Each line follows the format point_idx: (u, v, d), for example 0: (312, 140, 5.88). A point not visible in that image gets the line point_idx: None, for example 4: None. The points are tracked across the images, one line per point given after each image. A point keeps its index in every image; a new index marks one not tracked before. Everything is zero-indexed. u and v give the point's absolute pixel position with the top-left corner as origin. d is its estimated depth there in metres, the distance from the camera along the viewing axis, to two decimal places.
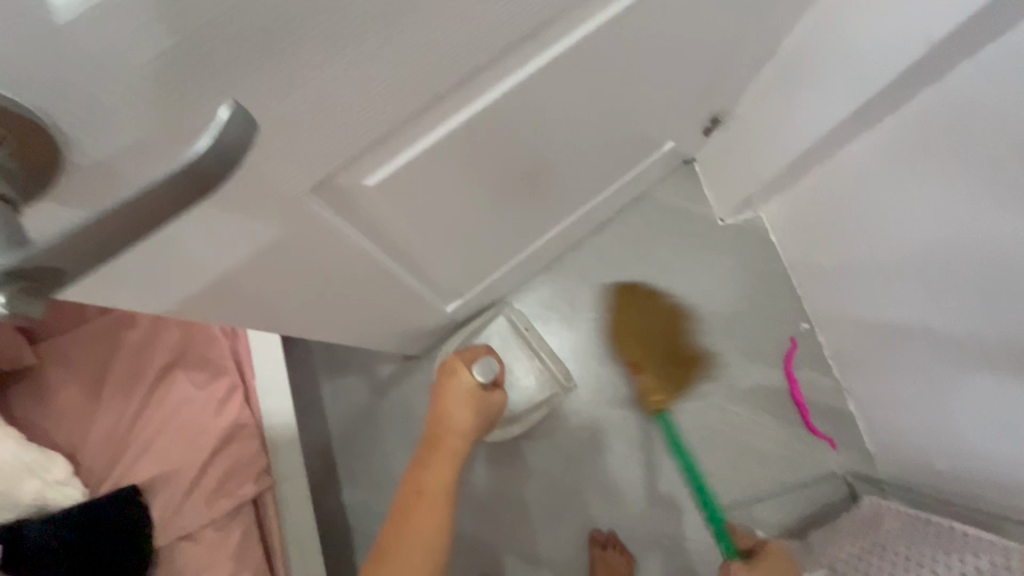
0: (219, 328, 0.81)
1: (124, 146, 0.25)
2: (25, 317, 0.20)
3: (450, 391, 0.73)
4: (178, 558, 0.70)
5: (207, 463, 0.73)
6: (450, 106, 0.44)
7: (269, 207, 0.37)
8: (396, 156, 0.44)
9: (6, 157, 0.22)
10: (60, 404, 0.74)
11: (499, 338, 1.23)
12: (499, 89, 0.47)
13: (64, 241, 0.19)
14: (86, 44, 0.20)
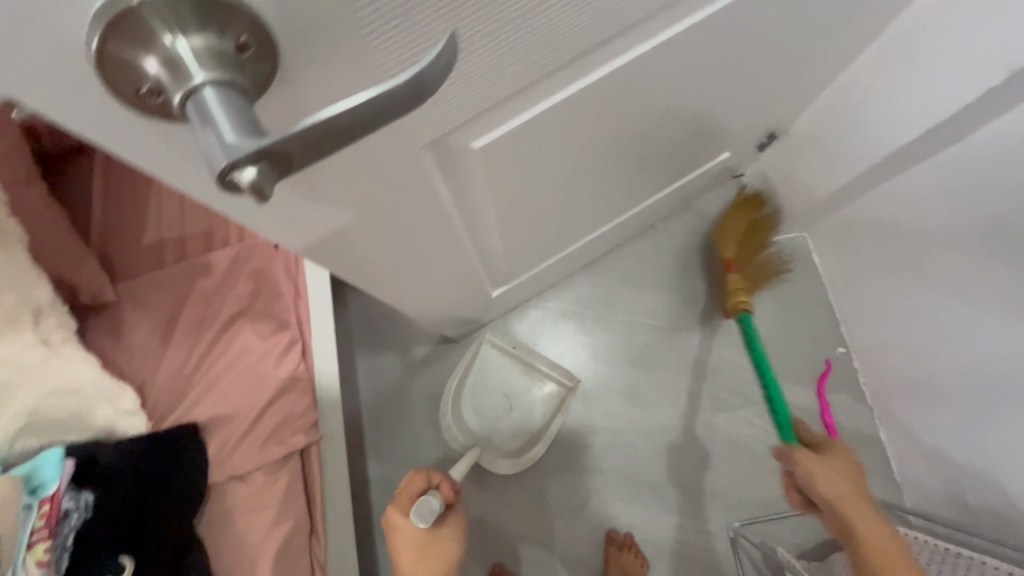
0: (285, 285, 0.84)
1: (327, 82, 0.27)
2: (261, 199, 0.21)
3: (401, 543, 0.82)
4: (229, 497, 0.73)
5: (263, 411, 0.76)
6: (555, 82, 0.47)
7: (392, 156, 0.40)
8: (502, 123, 0.48)
9: (248, 64, 0.23)
10: (132, 340, 0.78)
11: (489, 366, 1.27)
12: (598, 72, 0.51)
13: (301, 130, 0.20)
14: None
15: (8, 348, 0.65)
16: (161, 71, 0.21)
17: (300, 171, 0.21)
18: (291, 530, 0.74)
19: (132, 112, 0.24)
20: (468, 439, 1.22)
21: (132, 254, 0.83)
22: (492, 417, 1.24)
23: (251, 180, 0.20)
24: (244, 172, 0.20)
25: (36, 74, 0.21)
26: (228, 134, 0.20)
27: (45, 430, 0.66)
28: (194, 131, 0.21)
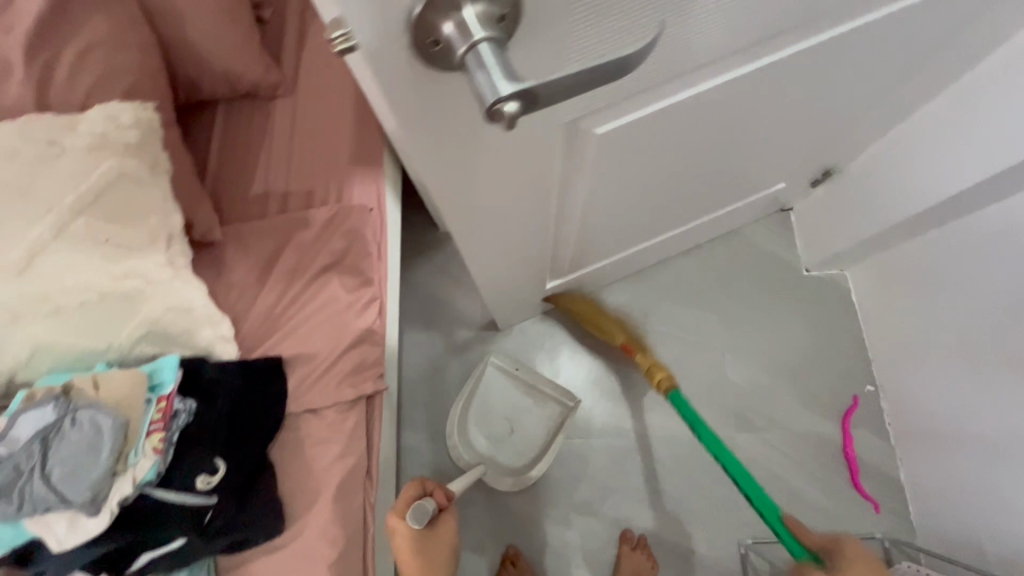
0: (374, 246, 0.92)
1: (549, 49, 0.35)
2: (510, 127, 0.29)
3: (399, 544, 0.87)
4: (302, 427, 0.81)
5: (343, 354, 0.84)
6: (672, 87, 0.56)
7: (537, 127, 0.48)
8: (625, 115, 0.55)
9: (507, 22, 0.31)
10: (233, 277, 0.87)
11: (492, 389, 1.32)
12: (707, 84, 0.59)
13: (555, 81, 0.28)
14: None
15: (142, 264, 0.71)
16: (453, 32, 0.29)
17: (542, 110, 0.29)
18: (354, 465, 0.82)
19: (404, 60, 0.32)
20: (473, 458, 1.28)
21: (241, 201, 0.92)
22: (496, 436, 1.30)
23: (509, 112, 0.28)
24: (506, 106, 0.28)
25: (358, 24, 0.29)
26: (501, 80, 0.28)
27: (161, 341, 0.75)
28: (472, 76, 0.29)
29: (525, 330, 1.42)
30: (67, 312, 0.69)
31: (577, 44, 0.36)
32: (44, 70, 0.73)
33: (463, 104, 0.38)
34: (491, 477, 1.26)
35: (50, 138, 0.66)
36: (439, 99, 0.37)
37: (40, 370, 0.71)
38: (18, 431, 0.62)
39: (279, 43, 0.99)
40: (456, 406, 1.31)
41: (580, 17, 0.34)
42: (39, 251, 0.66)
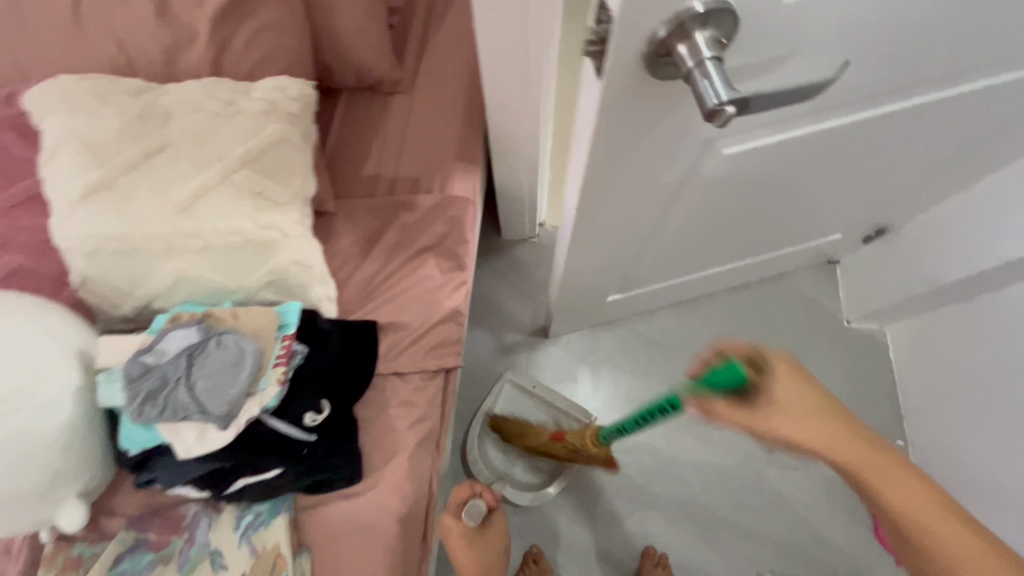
0: (470, 236, 1.00)
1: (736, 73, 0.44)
2: (721, 124, 0.38)
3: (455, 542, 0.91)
4: (387, 388, 0.88)
5: (432, 327, 0.92)
6: (796, 123, 0.64)
7: (685, 138, 0.57)
8: (751, 138, 0.64)
9: (721, 47, 0.40)
10: (340, 245, 0.96)
11: (511, 404, 1.34)
12: (821, 124, 0.66)
13: (760, 96, 0.37)
14: (776, 21, 0.41)
15: (281, 218, 0.79)
16: (684, 52, 0.39)
17: (749, 115, 0.38)
18: (429, 430, 0.88)
19: (630, 65, 0.41)
20: (492, 474, 1.31)
21: (354, 179, 1.02)
22: (514, 452, 1.34)
23: (726, 111, 0.36)
24: (726, 107, 0.36)
25: (613, 37, 0.39)
26: (722, 90, 0.37)
27: (281, 290, 0.83)
28: (696, 84, 0.38)
29: (552, 355, 1.48)
30: (212, 251, 0.77)
31: (752, 69, 0.45)
32: (222, 43, 0.84)
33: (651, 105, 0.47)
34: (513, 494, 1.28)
35: (227, 99, 0.76)
36: (632, 100, 0.45)
37: (176, 300, 0.80)
38: (166, 345, 0.70)
39: (404, 46, 1.09)
40: (477, 422, 1.32)
41: (763, 53, 0.43)
42: (203, 194, 0.75)
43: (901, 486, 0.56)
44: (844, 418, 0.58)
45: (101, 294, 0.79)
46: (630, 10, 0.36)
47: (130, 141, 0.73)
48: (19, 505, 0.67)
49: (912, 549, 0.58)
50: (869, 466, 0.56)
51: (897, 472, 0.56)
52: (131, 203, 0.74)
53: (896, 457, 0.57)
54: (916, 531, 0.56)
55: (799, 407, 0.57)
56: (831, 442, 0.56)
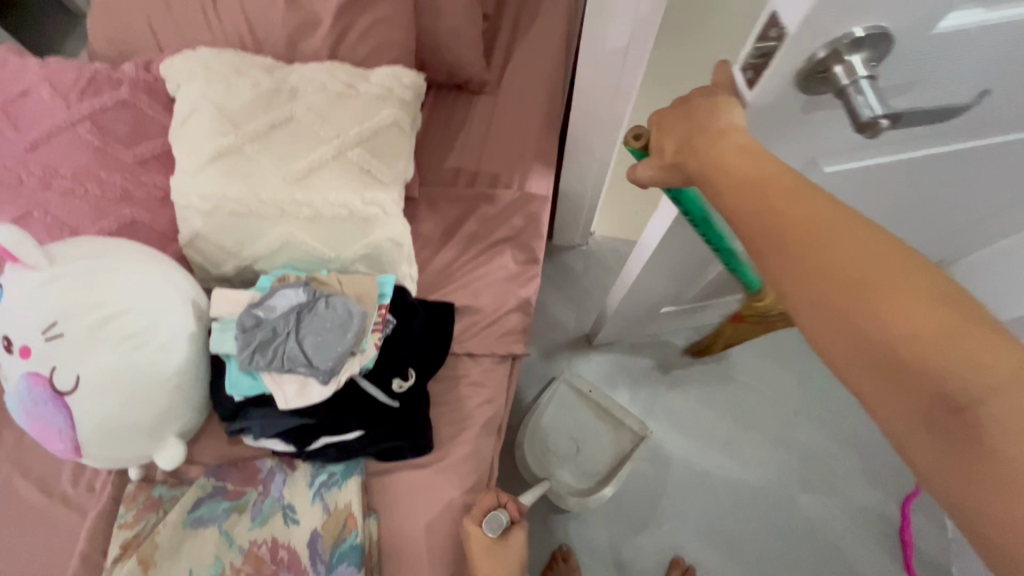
0: (544, 232, 1.04)
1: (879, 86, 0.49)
2: (872, 134, 0.45)
3: (474, 550, 0.82)
4: (459, 367, 0.93)
5: (505, 314, 0.97)
6: (897, 149, 0.67)
7: (800, 149, 0.60)
8: (854, 160, 0.66)
9: (876, 64, 0.45)
10: (423, 230, 1.01)
11: (563, 405, 1.40)
12: (922, 151, 0.69)
13: (907, 113, 0.43)
14: (927, 41, 0.45)
15: (384, 196, 0.84)
16: (842, 71, 0.45)
17: (897, 128, 0.44)
18: (496, 410, 0.92)
19: (784, 78, 0.47)
20: (539, 473, 1.32)
21: (437, 169, 1.07)
22: (564, 455, 1.36)
23: (879, 124, 0.43)
24: (879, 121, 0.43)
25: (779, 55, 0.44)
26: (878, 107, 0.43)
27: (374, 264, 0.88)
28: (852, 100, 0.44)
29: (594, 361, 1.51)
30: (319, 221, 0.83)
31: (891, 85, 0.49)
32: (341, 30, 0.90)
33: (790, 110, 0.51)
34: (557, 493, 1.29)
35: (348, 82, 0.83)
36: (772, 107, 0.50)
37: (277, 263, 0.85)
38: (276, 302, 0.74)
39: (492, 49, 1.16)
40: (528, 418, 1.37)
41: (903, 72, 0.48)
42: (318, 167, 0.81)
43: (789, 201, 0.43)
44: (734, 139, 0.48)
45: (206, 252, 0.85)
46: (804, 30, 0.42)
47: (262, 112, 0.80)
48: (131, 437, 0.71)
49: (804, 301, 0.41)
50: (738, 185, 0.46)
51: (796, 192, 0.43)
52: (255, 167, 0.80)
53: (787, 177, 0.44)
54: (778, 254, 0.43)
55: (683, 137, 0.51)
56: (704, 159, 0.49)
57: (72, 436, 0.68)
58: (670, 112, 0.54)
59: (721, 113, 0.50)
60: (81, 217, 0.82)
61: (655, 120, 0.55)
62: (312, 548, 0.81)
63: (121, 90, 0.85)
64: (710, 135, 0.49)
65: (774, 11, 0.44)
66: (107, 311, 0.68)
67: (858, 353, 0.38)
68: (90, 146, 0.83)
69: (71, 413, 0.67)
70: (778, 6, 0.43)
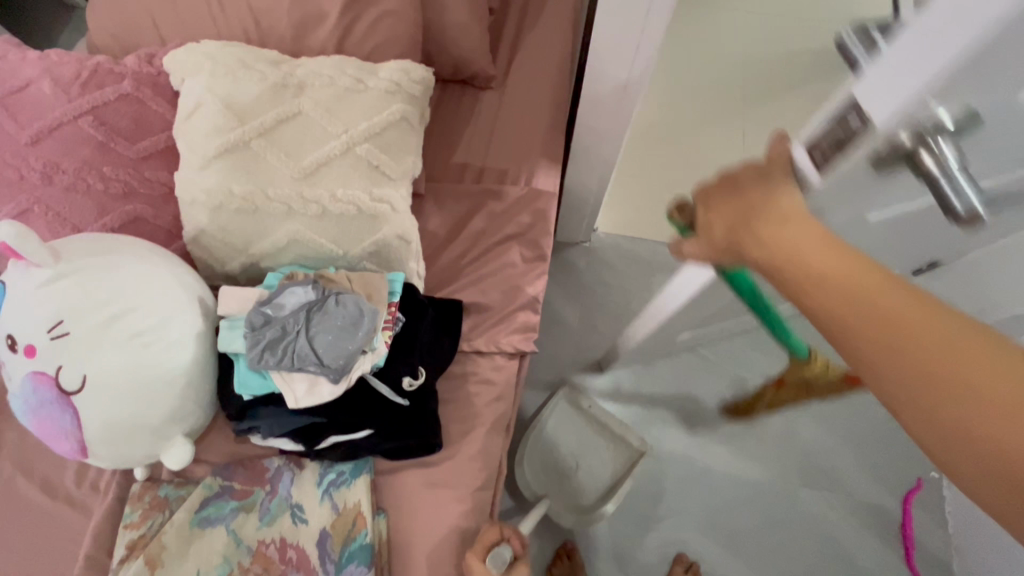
0: (552, 229, 1.03)
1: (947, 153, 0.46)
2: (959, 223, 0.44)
3: None
4: (468, 364, 0.93)
5: (514, 311, 0.96)
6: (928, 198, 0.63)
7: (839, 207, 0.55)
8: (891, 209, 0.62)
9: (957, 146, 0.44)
10: (429, 226, 1.01)
11: (564, 419, 1.40)
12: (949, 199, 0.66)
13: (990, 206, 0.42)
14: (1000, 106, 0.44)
15: (392, 192, 0.83)
16: (933, 157, 0.42)
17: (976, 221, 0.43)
18: (505, 409, 0.92)
19: (864, 153, 0.43)
20: (538, 489, 1.30)
21: (443, 166, 1.06)
22: (563, 470, 1.34)
23: (969, 213, 0.42)
24: (969, 210, 0.42)
25: (872, 129, 0.41)
26: (971, 198, 0.42)
27: (382, 262, 0.87)
28: (942, 186, 0.42)
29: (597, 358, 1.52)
30: (327, 218, 0.82)
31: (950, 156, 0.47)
32: (348, 24, 0.89)
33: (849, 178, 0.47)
34: (556, 512, 1.28)
35: (357, 77, 0.82)
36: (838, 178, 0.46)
37: (283, 261, 0.84)
38: (284, 299, 0.73)
39: (497, 45, 1.15)
40: (528, 434, 1.37)
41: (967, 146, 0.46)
42: (326, 163, 0.80)
43: (896, 307, 0.37)
44: (800, 220, 0.44)
45: (211, 249, 0.83)
46: (902, 115, 0.39)
47: (268, 106, 0.79)
48: (138, 436, 0.70)
49: (922, 423, 0.37)
50: (825, 274, 0.41)
51: (897, 288, 0.38)
52: (262, 163, 0.79)
53: (871, 266, 0.40)
54: (889, 368, 0.38)
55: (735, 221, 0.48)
56: (772, 243, 0.44)
57: (78, 435, 0.67)
58: (711, 191, 0.51)
59: (775, 189, 0.46)
60: (83, 212, 0.81)
61: (698, 198, 0.53)
62: (321, 547, 0.80)
63: (124, 83, 0.83)
64: (766, 214, 0.45)
65: (854, 96, 0.42)
66: (114, 309, 0.67)
67: (993, 480, 0.35)
68: (92, 141, 0.81)
69: (77, 412, 0.66)
70: (862, 93, 0.41)
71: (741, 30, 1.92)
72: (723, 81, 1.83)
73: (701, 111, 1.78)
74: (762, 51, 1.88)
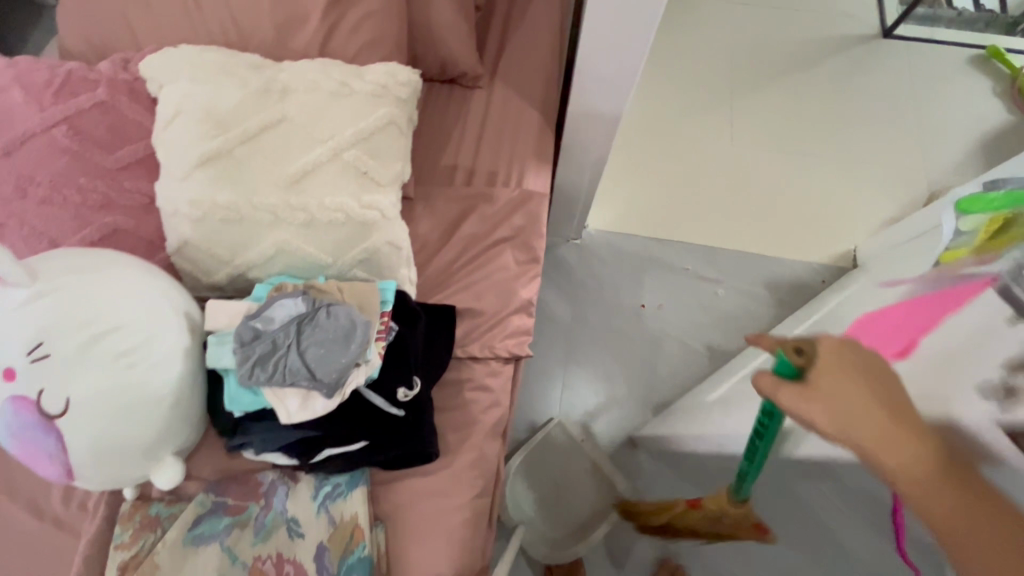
0: (545, 231, 1.02)
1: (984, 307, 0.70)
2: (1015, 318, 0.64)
3: None
4: (463, 370, 0.92)
5: (508, 315, 0.95)
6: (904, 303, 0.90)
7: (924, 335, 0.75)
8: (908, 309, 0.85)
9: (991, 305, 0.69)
10: (421, 230, 0.99)
11: (554, 446, 1.39)
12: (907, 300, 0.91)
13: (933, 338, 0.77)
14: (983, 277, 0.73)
15: (381, 198, 0.82)
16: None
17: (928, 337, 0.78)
18: (501, 415, 0.91)
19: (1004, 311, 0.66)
20: (516, 517, 1.29)
21: (433, 169, 1.04)
22: (544, 499, 1.34)
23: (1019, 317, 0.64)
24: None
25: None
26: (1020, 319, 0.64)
27: (372, 269, 0.85)
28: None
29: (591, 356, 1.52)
30: (315, 226, 0.80)
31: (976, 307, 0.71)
32: (331, 24, 0.87)
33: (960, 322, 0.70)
34: (529, 542, 1.28)
35: (343, 80, 0.79)
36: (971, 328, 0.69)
37: (272, 271, 0.82)
38: (274, 313, 0.72)
39: (485, 43, 1.13)
40: (516, 458, 1.35)
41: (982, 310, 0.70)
42: (313, 169, 0.78)
43: (988, 521, 0.48)
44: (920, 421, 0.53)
45: (196, 260, 0.81)
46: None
47: (251, 112, 0.76)
48: (126, 458, 0.68)
49: None
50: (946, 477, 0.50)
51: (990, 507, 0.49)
52: (247, 172, 0.77)
53: (970, 487, 0.50)
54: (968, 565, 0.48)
55: (864, 434, 0.51)
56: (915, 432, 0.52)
57: (63, 459, 0.65)
58: (847, 356, 0.55)
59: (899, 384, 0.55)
60: (61, 226, 0.78)
61: (827, 349, 0.56)
62: (319, 561, 0.79)
63: (99, 90, 0.80)
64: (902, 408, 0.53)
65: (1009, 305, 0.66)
66: (98, 327, 0.64)
67: None
68: (68, 151, 0.78)
69: (61, 435, 0.64)
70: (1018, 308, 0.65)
71: (728, 22, 1.91)
72: (711, 73, 1.82)
73: (689, 105, 1.78)
74: (749, 43, 1.87)
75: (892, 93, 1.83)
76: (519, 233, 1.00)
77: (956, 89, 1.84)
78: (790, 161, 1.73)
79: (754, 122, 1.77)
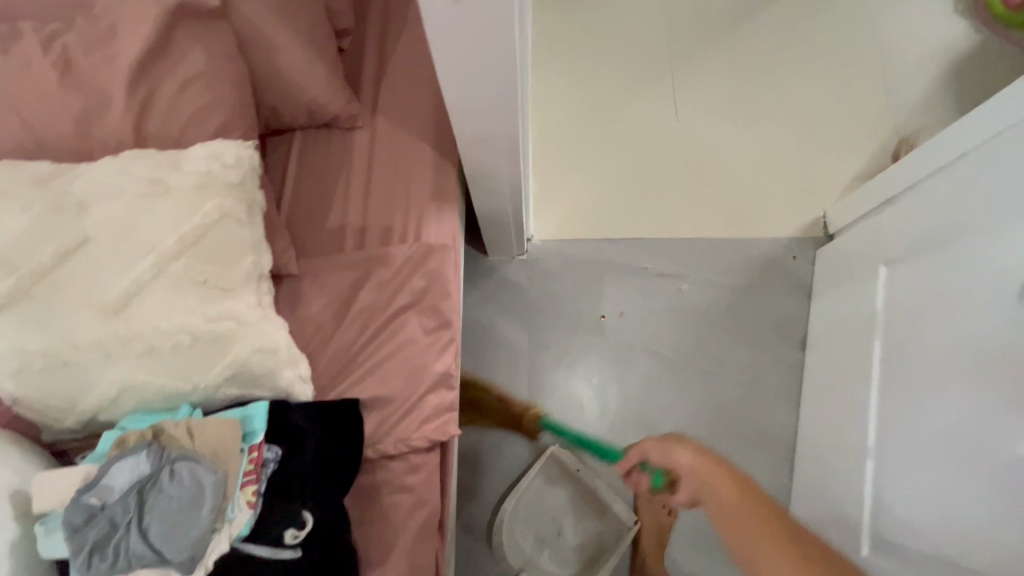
0: (453, 287, 0.89)
1: None
2: None
3: None
4: (378, 472, 0.80)
5: (422, 397, 0.83)
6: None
7: None
8: None
9: None
10: (311, 312, 0.86)
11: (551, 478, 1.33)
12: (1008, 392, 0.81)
13: None
14: None
15: (234, 306, 0.69)
16: None
17: None
18: (431, 514, 0.80)
19: None
20: (519, 561, 1.27)
21: (319, 236, 0.91)
22: (546, 536, 1.29)
23: None
24: None
25: None
26: None
27: (245, 383, 0.71)
28: None
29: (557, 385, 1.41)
30: (157, 354, 0.66)
31: None
32: (143, 104, 0.72)
33: None
34: None
35: (153, 176, 0.68)
36: None
37: (123, 412, 0.68)
38: (110, 481, 0.59)
39: (358, 75, 0.98)
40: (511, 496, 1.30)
41: None
42: (137, 292, 0.66)
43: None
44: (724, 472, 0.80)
45: (38, 413, 0.66)
46: None
47: (47, 239, 0.64)
48: None
49: None
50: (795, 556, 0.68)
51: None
52: (61, 310, 0.64)
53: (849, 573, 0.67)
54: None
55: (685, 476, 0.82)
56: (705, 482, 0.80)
57: None
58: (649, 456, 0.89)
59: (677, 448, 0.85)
60: None
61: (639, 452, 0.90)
62: None
63: None
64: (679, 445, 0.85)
65: None
66: None
67: None
68: None
69: None
70: None
71: None
72: (643, 44, 1.65)
73: (625, 84, 1.61)
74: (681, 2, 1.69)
75: (845, 32, 1.65)
76: (422, 295, 0.87)
77: (913, 14, 1.66)
78: (744, 129, 1.57)
79: (699, 92, 1.61)
